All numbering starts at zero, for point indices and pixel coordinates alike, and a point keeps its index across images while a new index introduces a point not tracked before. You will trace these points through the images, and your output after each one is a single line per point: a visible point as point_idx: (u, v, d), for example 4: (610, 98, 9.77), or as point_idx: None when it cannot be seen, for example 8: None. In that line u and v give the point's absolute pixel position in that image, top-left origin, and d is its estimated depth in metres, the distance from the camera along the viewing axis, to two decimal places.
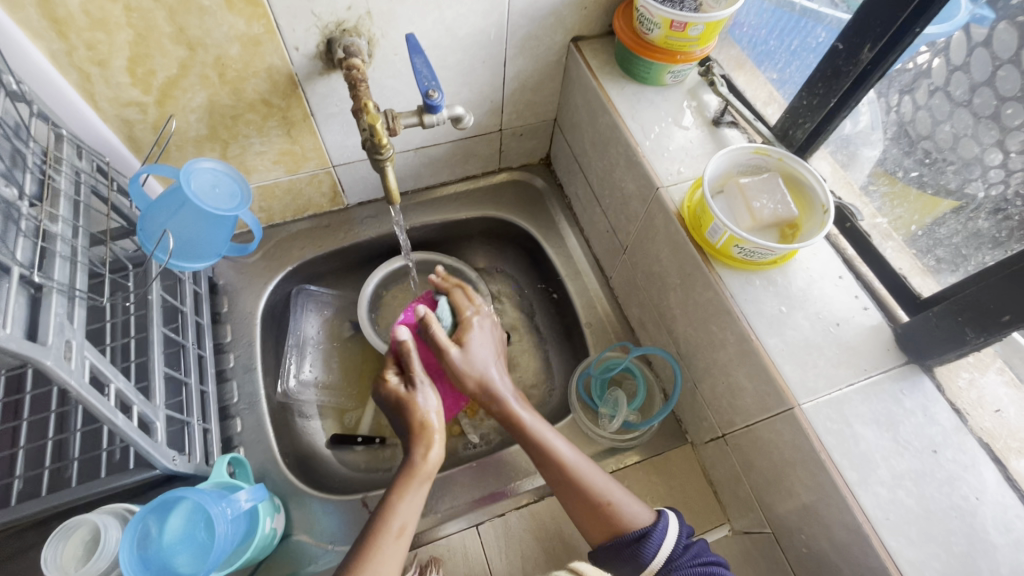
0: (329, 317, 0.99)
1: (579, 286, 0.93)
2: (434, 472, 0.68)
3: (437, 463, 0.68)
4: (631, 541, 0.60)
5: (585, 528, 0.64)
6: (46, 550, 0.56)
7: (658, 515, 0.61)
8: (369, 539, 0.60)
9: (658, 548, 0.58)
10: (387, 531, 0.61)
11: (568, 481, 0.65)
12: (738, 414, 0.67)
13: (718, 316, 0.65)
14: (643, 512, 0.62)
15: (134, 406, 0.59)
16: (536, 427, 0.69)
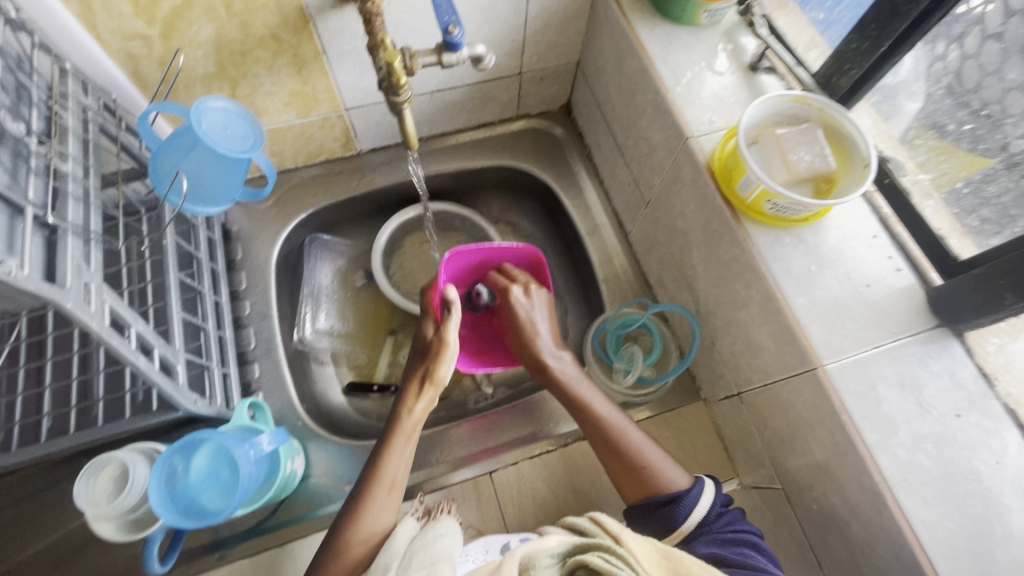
0: (342, 266, 0.98)
1: (597, 241, 0.91)
2: (421, 426, 0.67)
3: (422, 417, 0.67)
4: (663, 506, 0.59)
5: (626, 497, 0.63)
6: (79, 484, 0.57)
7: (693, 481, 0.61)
8: (365, 485, 0.62)
9: (689, 512, 0.58)
10: (376, 485, 0.61)
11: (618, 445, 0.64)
12: (757, 373, 0.66)
13: (743, 274, 0.63)
14: (681, 477, 0.61)
15: (155, 349, 0.60)
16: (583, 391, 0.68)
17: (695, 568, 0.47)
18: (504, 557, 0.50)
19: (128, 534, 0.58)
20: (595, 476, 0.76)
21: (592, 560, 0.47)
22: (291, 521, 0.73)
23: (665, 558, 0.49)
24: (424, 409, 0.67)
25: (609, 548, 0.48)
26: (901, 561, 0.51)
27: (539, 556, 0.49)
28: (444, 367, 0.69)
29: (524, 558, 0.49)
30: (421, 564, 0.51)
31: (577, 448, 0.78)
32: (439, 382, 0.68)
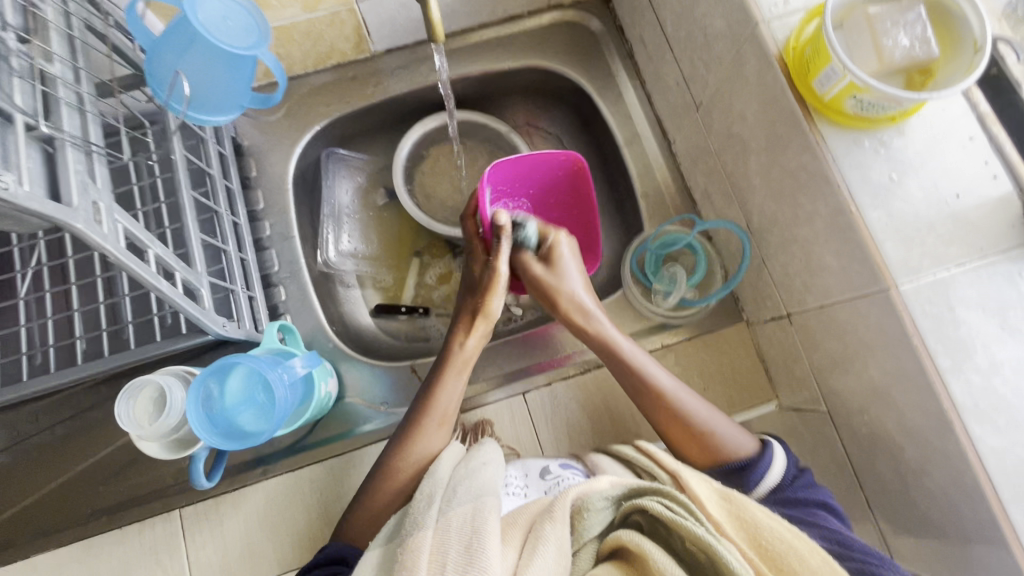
0: (362, 183, 0.93)
1: (637, 152, 0.84)
2: (475, 359, 0.67)
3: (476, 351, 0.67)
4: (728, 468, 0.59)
5: (675, 454, 0.63)
6: (119, 407, 0.58)
7: (763, 443, 0.59)
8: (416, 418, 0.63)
9: (761, 479, 0.57)
10: (423, 419, 0.62)
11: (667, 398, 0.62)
12: (813, 294, 0.61)
13: (810, 185, 0.56)
14: (744, 439, 0.60)
15: (177, 273, 0.57)
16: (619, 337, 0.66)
17: (758, 515, 0.47)
18: (556, 499, 0.48)
19: (178, 450, 0.60)
20: (631, 398, 0.75)
21: (651, 507, 0.46)
22: (329, 439, 0.74)
23: (727, 501, 0.48)
24: (476, 345, 0.67)
25: (671, 495, 0.46)
26: (960, 486, 0.49)
27: (592, 499, 0.48)
28: (496, 302, 0.68)
29: (577, 499, 0.49)
30: (465, 498, 0.50)
31: (612, 370, 0.76)
32: (492, 316, 0.68)
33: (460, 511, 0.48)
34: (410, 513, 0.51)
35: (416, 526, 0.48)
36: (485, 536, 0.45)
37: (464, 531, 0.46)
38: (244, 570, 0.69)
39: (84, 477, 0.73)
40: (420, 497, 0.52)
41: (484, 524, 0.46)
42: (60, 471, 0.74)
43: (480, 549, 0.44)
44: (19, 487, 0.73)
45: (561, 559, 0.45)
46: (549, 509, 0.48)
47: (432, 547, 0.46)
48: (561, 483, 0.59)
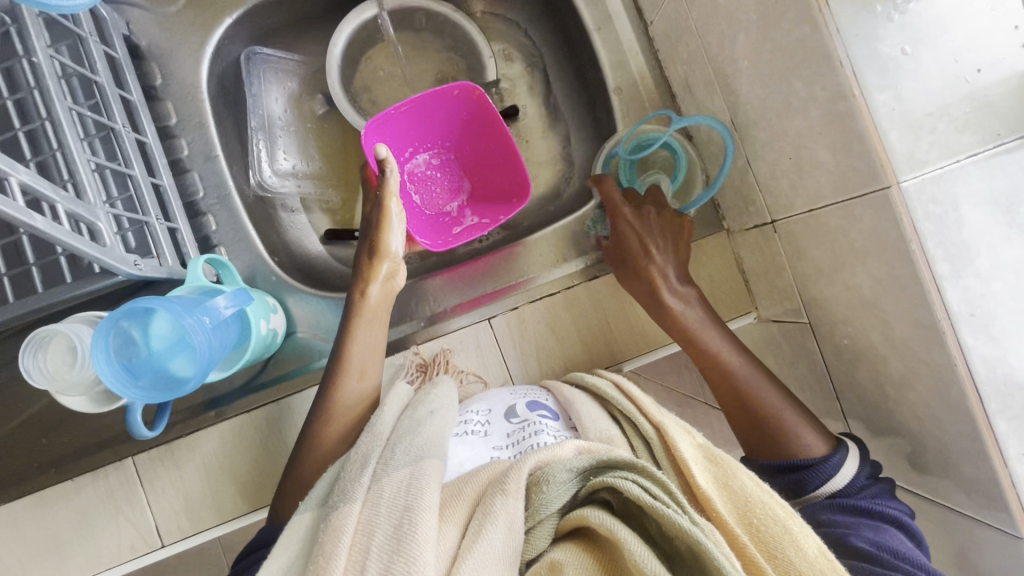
0: (294, 90, 0.80)
1: (609, 39, 0.74)
2: (386, 305, 0.64)
3: (384, 296, 0.63)
4: (795, 469, 0.53)
5: (744, 442, 0.58)
6: (25, 360, 0.51)
7: (835, 445, 0.53)
8: (335, 368, 0.60)
9: (825, 480, 0.51)
10: (343, 370, 0.60)
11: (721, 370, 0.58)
12: (801, 196, 0.55)
13: (807, 65, 0.48)
14: (817, 441, 0.53)
15: (59, 205, 0.48)
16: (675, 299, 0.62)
17: (748, 485, 0.44)
18: (512, 469, 0.45)
19: (106, 402, 0.54)
20: (604, 318, 0.71)
21: (622, 484, 0.42)
22: (284, 377, 0.70)
23: (714, 466, 0.46)
24: (381, 290, 0.63)
25: (644, 471, 0.43)
26: (945, 398, 0.46)
27: (554, 470, 0.45)
28: (393, 241, 0.63)
29: (536, 469, 0.46)
30: (403, 461, 0.47)
31: (579, 291, 0.71)
32: (393, 256, 0.63)
33: (394, 478, 0.46)
34: (343, 478, 0.48)
35: (349, 487, 0.47)
36: (418, 511, 0.42)
37: (396, 506, 0.43)
38: (209, 512, 0.67)
39: (22, 430, 0.69)
40: (356, 458, 0.50)
41: (417, 500, 0.43)
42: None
43: (411, 529, 0.41)
44: None
45: (510, 537, 0.42)
46: (503, 480, 0.45)
47: (356, 525, 0.43)
48: (526, 426, 0.54)
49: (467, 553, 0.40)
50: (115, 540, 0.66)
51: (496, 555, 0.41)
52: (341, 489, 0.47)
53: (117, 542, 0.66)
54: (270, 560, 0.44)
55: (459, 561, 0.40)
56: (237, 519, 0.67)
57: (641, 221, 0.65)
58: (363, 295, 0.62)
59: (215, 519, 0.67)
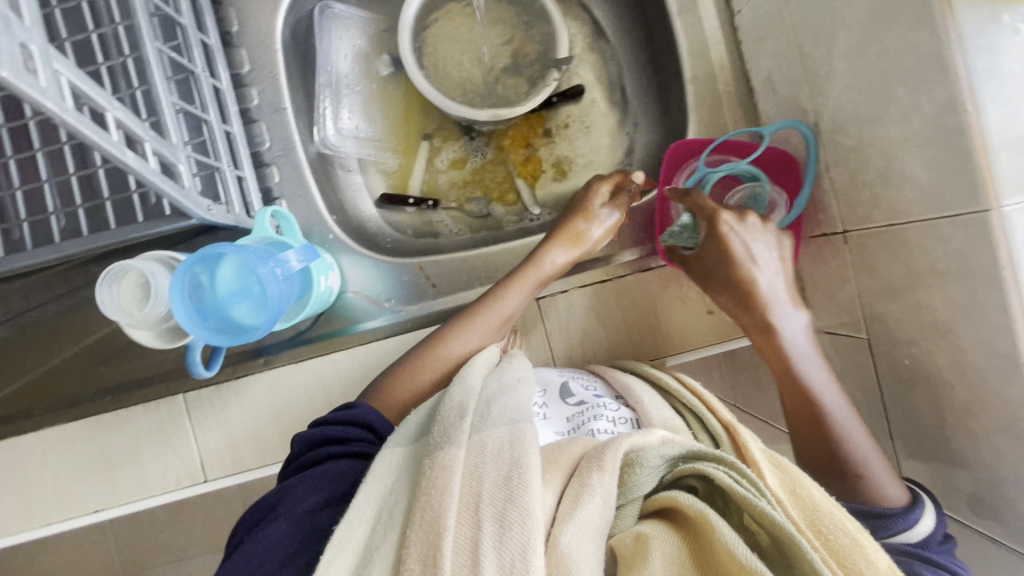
0: (362, 48, 0.79)
1: (691, 25, 0.71)
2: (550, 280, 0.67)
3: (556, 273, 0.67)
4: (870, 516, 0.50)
5: (803, 461, 0.58)
6: (101, 292, 0.53)
7: (912, 497, 0.51)
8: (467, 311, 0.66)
9: (904, 527, 0.49)
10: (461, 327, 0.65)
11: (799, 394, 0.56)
12: (882, 210, 0.53)
13: (915, 73, 0.46)
14: (893, 485, 0.51)
15: (147, 144, 0.49)
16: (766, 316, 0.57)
17: (815, 494, 0.44)
18: (610, 443, 0.46)
19: (172, 339, 0.56)
20: (653, 311, 0.70)
21: (716, 474, 0.42)
22: (332, 334, 0.71)
23: (780, 471, 0.47)
24: (564, 264, 0.67)
25: (735, 465, 0.43)
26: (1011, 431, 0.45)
27: (647, 455, 0.46)
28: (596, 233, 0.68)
29: (629, 451, 0.47)
30: (500, 420, 0.49)
31: (632, 281, 0.70)
32: (586, 242, 0.68)
33: (495, 433, 0.47)
34: (440, 423, 0.50)
35: (450, 430, 0.49)
36: (525, 468, 0.43)
37: (502, 459, 0.45)
38: (252, 454, 0.70)
39: (83, 356, 0.72)
40: (453, 406, 0.52)
41: (523, 455, 0.44)
42: (57, 349, 0.72)
43: (522, 483, 0.42)
44: (18, 362, 0.72)
45: (604, 511, 0.44)
46: (599, 456, 0.46)
47: (463, 468, 0.45)
48: (585, 410, 0.58)
49: (567, 520, 0.42)
50: (163, 470, 0.70)
51: (591, 526, 0.42)
52: (436, 434, 0.49)
53: (165, 471, 0.70)
54: (374, 480, 0.48)
55: (559, 524, 0.42)
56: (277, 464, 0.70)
57: (739, 237, 0.58)
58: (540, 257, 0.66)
59: (256, 461, 0.70)
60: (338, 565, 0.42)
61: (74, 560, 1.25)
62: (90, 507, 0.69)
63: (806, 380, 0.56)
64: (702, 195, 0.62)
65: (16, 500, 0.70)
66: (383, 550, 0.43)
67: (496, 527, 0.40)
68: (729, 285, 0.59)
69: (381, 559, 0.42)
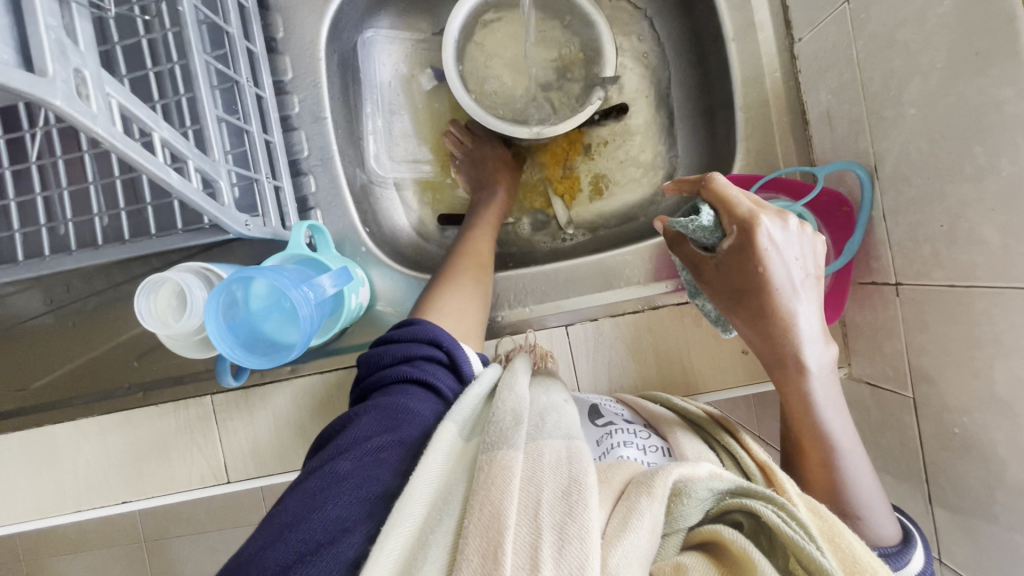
0: (405, 68, 0.80)
1: (747, 51, 0.68)
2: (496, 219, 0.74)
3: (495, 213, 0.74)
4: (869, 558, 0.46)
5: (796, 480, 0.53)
6: (138, 303, 0.54)
7: (905, 533, 0.48)
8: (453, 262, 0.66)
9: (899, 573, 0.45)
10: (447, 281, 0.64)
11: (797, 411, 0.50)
12: (942, 269, 0.50)
13: (998, 132, 0.42)
14: (886, 520, 0.48)
15: (190, 162, 0.49)
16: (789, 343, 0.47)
17: (857, 546, 0.41)
18: (659, 470, 0.43)
19: (203, 349, 0.57)
20: (685, 346, 0.68)
21: (765, 513, 0.41)
22: (359, 347, 0.72)
23: (817, 517, 0.43)
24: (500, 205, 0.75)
25: (785, 506, 0.42)
26: None
27: (697, 487, 0.43)
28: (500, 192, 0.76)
29: (680, 481, 0.44)
30: (555, 433, 0.47)
31: (663, 314, 0.69)
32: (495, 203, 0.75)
33: (552, 445, 0.45)
34: (494, 425, 0.47)
35: (504, 436, 0.46)
36: (586, 487, 0.40)
37: (561, 474, 0.42)
38: (274, 459, 0.71)
39: (119, 350, 0.74)
40: (506, 413, 0.49)
41: (582, 473, 0.42)
42: (97, 342, 0.74)
43: (582, 499, 0.39)
44: (58, 353, 0.75)
45: (653, 536, 0.41)
46: (649, 479, 0.43)
47: (522, 474, 0.42)
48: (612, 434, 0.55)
49: (615, 541, 0.39)
50: (187, 468, 0.71)
51: (639, 553, 0.39)
52: (492, 436, 0.46)
53: (190, 468, 0.71)
54: (428, 461, 0.43)
55: (609, 544, 0.39)
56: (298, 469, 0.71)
57: (778, 252, 0.46)
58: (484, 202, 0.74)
59: (277, 466, 0.71)
60: (395, 539, 0.37)
61: (103, 528, 1.31)
62: (118, 497, 0.71)
63: (806, 400, 0.49)
64: (721, 179, 0.48)
65: (48, 485, 0.72)
66: (440, 536, 0.39)
67: (556, 540, 0.37)
68: (754, 303, 0.48)
69: (438, 546, 0.38)
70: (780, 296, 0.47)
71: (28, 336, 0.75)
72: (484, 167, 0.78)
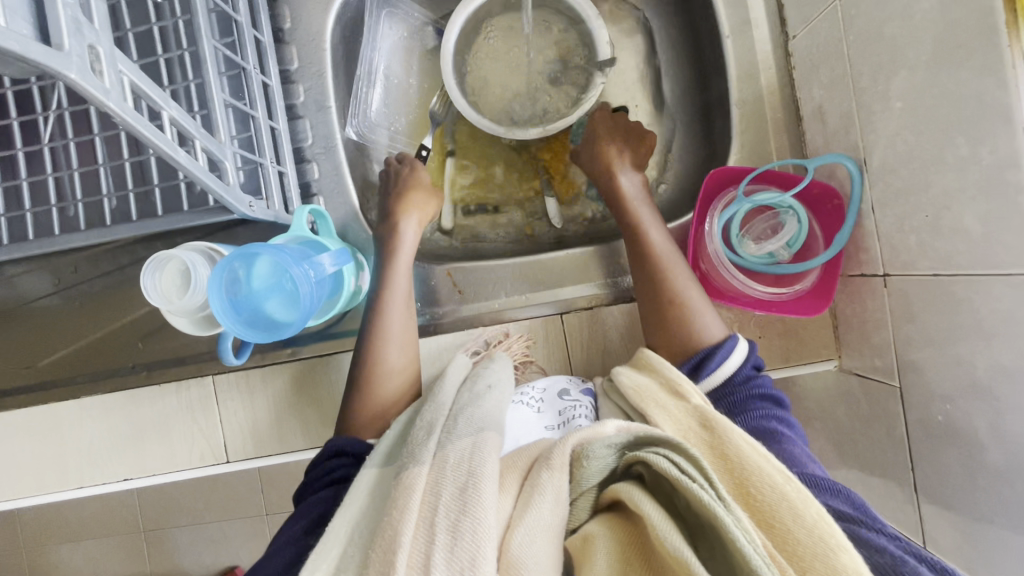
0: (408, 43, 0.79)
1: (743, 47, 0.69)
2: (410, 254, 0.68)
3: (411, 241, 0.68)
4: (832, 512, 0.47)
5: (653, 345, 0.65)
6: (144, 279, 0.55)
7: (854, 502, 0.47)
8: (378, 322, 0.65)
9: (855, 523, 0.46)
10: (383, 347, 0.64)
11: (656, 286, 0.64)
12: (927, 259, 0.51)
13: (979, 123, 0.44)
14: (715, 326, 0.62)
15: (196, 141, 0.50)
16: (647, 231, 0.66)
17: (767, 490, 0.42)
18: (556, 445, 0.48)
19: (205, 327, 0.58)
20: None
21: (653, 458, 0.43)
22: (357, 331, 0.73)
23: (727, 473, 0.46)
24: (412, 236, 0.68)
25: (680, 451, 0.43)
26: None
27: (593, 447, 0.47)
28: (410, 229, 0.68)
29: (578, 446, 0.48)
30: (465, 431, 0.51)
31: None
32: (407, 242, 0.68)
33: (459, 446, 0.49)
34: (410, 442, 0.53)
35: (417, 449, 0.51)
36: (480, 477, 0.45)
37: (461, 471, 0.47)
38: (273, 440, 0.72)
39: (124, 331, 0.75)
40: (420, 426, 0.54)
41: (479, 464, 0.47)
42: (102, 322, 0.76)
43: (476, 492, 0.44)
44: (64, 333, 0.76)
45: (557, 508, 0.45)
46: (548, 456, 0.48)
47: (426, 484, 0.47)
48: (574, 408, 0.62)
49: (518, 522, 0.43)
50: (187, 447, 0.73)
51: (544, 525, 0.43)
52: (406, 455, 0.51)
53: (190, 447, 0.73)
54: (348, 503, 0.49)
55: (511, 528, 0.43)
56: (295, 451, 0.72)
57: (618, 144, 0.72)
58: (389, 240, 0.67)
59: (276, 447, 0.72)
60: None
61: (102, 514, 1.32)
62: (119, 474, 0.73)
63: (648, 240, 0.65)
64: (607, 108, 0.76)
65: (52, 461, 0.73)
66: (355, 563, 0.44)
67: (450, 537, 0.42)
68: (601, 181, 0.71)
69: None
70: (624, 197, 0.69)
71: (36, 315, 0.77)
72: (392, 199, 0.69)
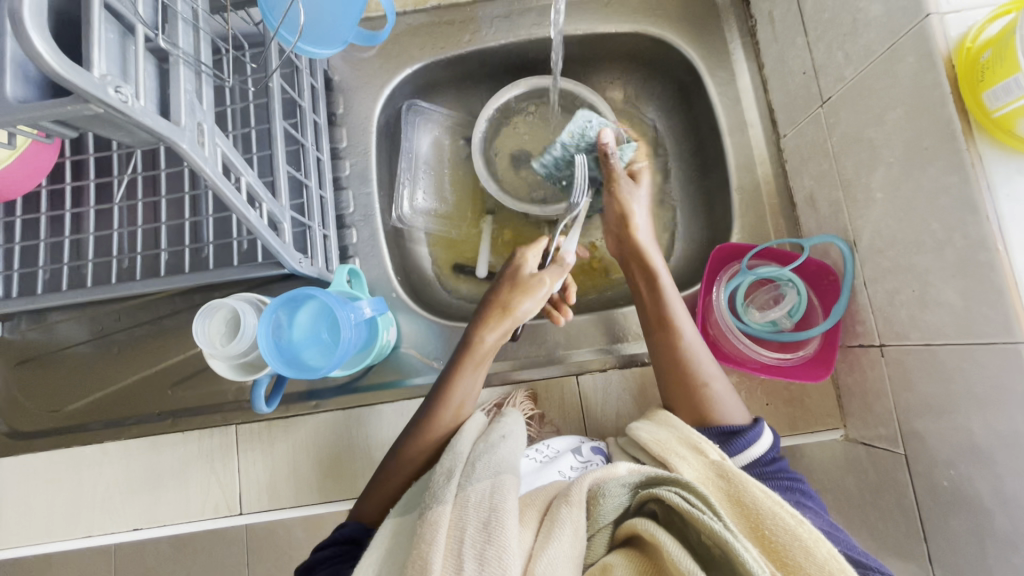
0: (442, 138, 0.88)
1: (740, 142, 0.79)
2: (491, 356, 0.65)
3: (494, 348, 0.64)
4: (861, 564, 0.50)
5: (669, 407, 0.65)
6: (195, 325, 0.60)
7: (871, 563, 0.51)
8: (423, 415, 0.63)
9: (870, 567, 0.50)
10: (440, 406, 0.63)
11: (676, 354, 0.64)
12: (919, 330, 0.56)
13: (948, 212, 0.51)
14: (738, 414, 0.62)
15: (264, 203, 0.57)
16: (678, 314, 0.66)
17: (790, 523, 0.46)
18: (573, 483, 0.51)
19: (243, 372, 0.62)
20: None
21: (667, 495, 0.46)
22: (381, 385, 0.76)
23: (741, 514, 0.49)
24: (495, 341, 0.64)
25: (684, 485, 0.46)
26: None
27: (610, 486, 0.50)
28: (527, 306, 0.65)
29: (594, 485, 0.51)
30: (485, 473, 0.52)
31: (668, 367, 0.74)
32: (515, 315, 0.64)
33: (478, 487, 0.51)
34: (430, 486, 0.53)
35: (437, 497, 0.51)
36: (502, 513, 0.48)
37: (483, 507, 0.49)
38: (289, 493, 0.73)
39: (154, 379, 0.78)
40: (441, 471, 0.54)
41: (501, 501, 0.49)
42: (134, 370, 0.79)
43: (499, 525, 0.47)
44: (94, 379, 0.79)
45: (577, 541, 0.47)
46: (566, 492, 0.50)
47: (450, 521, 0.48)
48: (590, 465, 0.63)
49: (540, 553, 0.46)
50: (202, 497, 0.73)
51: (564, 558, 0.46)
52: (425, 497, 0.52)
53: (205, 498, 0.73)
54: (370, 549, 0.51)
55: (533, 560, 0.46)
56: (309, 505, 0.72)
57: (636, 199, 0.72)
58: (476, 339, 0.64)
59: (292, 500, 0.72)
60: None
61: None
62: (130, 523, 0.73)
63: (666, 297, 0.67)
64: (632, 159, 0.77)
65: (62, 508, 0.73)
66: None
67: (477, 570, 0.44)
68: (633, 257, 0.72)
69: None
70: (658, 276, 0.69)
71: (68, 361, 0.80)
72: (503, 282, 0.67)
